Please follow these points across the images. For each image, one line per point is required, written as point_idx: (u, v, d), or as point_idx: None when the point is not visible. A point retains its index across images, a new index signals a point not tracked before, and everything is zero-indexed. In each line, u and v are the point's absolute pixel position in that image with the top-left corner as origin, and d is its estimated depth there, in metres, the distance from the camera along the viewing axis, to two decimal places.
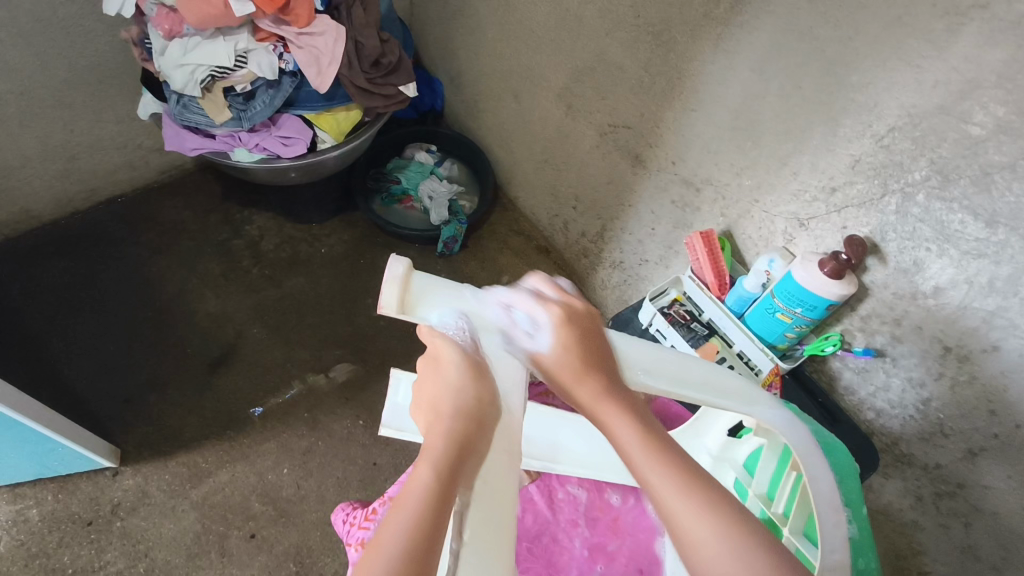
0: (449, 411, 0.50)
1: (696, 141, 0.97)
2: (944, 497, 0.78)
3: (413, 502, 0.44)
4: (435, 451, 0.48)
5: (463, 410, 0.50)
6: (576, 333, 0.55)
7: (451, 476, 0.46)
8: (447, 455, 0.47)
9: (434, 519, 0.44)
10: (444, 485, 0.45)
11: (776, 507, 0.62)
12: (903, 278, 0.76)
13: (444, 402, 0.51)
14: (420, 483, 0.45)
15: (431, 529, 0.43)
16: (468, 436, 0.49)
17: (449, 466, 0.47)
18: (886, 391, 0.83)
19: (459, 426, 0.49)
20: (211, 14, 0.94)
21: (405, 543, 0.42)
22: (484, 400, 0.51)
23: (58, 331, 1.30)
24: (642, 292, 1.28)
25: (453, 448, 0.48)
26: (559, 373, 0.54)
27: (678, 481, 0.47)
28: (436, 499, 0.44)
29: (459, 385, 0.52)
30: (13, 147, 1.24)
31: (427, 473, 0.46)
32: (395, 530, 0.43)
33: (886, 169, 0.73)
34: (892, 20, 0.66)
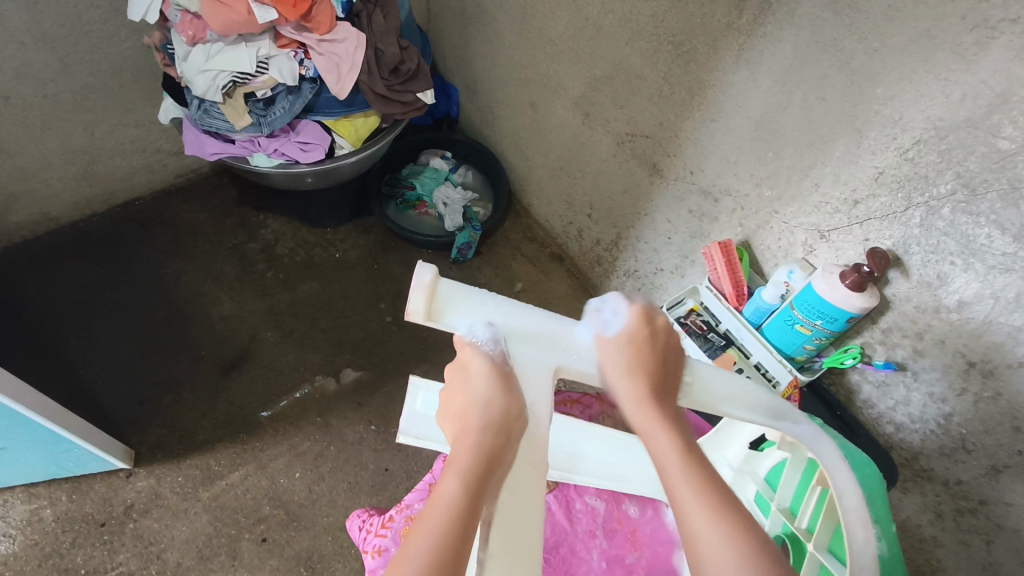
0: (478, 423, 0.50)
1: (716, 151, 0.97)
2: (965, 513, 0.77)
3: (441, 517, 0.45)
4: (462, 466, 0.48)
5: (493, 422, 0.50)
6: (649, 336, 0.57)
7: (478, 495, 0.46)
8: (475, 472, 0.47)
9: (461, 531, 0.45)
10: (472, 501, 0.46)
11: (800, 522, 0.61)
12: (926, 292, 0.75)
13: (475, 411, 0.51)
14: (448, 496, 0.46)
15: (458, 547, 0.44)
16: (496, 450, 0.49)
17: (476, 484, 0.47)
18: (906, 405, 0.82)
19: (487, 438, 0.49)
20: (235, 20, 0.95)
21: (431, 561, 0.43)
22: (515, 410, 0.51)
23: (75, 332, 1.31)
24: (656, 300, 1.28)
25: (481, 463, 0.48)
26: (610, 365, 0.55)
27: (693, 491, 0.48)
28: (463, 517, 0.45)
29: (491, 395, 0.51)
30: (34, 149, 1.25)
31: (455, 486, 0.47)
32: (420, 546, 0.44)
33: (910, 181, 0.73)
34: (920, 33, 0.66)
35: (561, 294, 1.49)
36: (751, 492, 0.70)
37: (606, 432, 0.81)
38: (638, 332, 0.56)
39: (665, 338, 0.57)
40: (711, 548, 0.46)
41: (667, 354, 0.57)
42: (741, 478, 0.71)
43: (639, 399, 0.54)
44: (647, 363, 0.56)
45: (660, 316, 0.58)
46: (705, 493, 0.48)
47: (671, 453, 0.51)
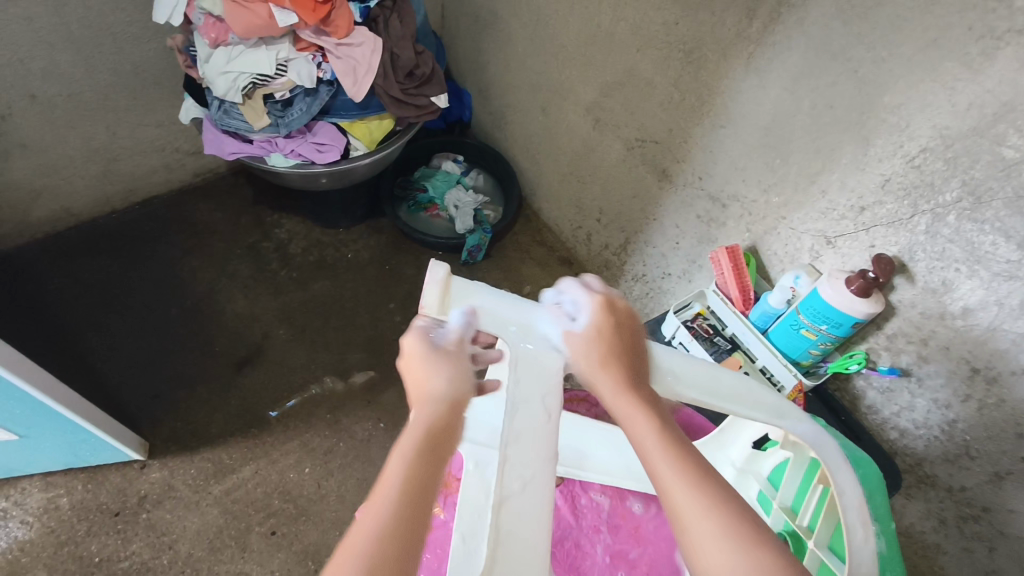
0: (425, 400, 0.52)
1: (724, 157, 0.99)
2: (968, 520, 0.78)
3: (388, 497, 0.46)
4: (406, 448, 0.49)
5: (445, 398, 0.52)
6: (614, 323, 0.58)
7: (427, 474, 0.48)
8: (422, 449, 0.49)
9: (407, 512, 0.46)
10: (420, 477, 0.48)
11: (801, 520, 0.62)
12: (931, 298, 0.76)
13: (425, 387, 0.53)
14: (392, 478, 0.47)
15: (413, 527, 0.46)
16: (448, 425, 0.51)
17: (425, 465, 0.49)
18: (910, 411, 0.83)
19: (441, 412, 0.51)
20: (256, 24, 0.98)
21: (381, 538, 0.44)
22: (465, 385, 0.54)
23: (92, 325, 1.33)
24: (663, 305, 1.29)
25: (427, 439, 0.50)
26: (586, 351, 0.55)
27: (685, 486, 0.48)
28: (416, 496, 0.47)
29: (451, 371, 0.53)
30: (58, 147, 1.29)
31: (401, 464, 0.48)
32: (372, 523, 0.45)
33: (916, 189, 0.74)
34: (927, 43, 0.67)
35: None
36: (753, 492, 0.70)
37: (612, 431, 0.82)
38: (600, 322, 0.57)
39: (628, 322, 0.59)
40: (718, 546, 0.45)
41: (630, 342, 0.58)
42: (744, 477, 0.71)
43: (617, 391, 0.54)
44: (615, 353, 0.56)
45: (620, 300, 0.59)
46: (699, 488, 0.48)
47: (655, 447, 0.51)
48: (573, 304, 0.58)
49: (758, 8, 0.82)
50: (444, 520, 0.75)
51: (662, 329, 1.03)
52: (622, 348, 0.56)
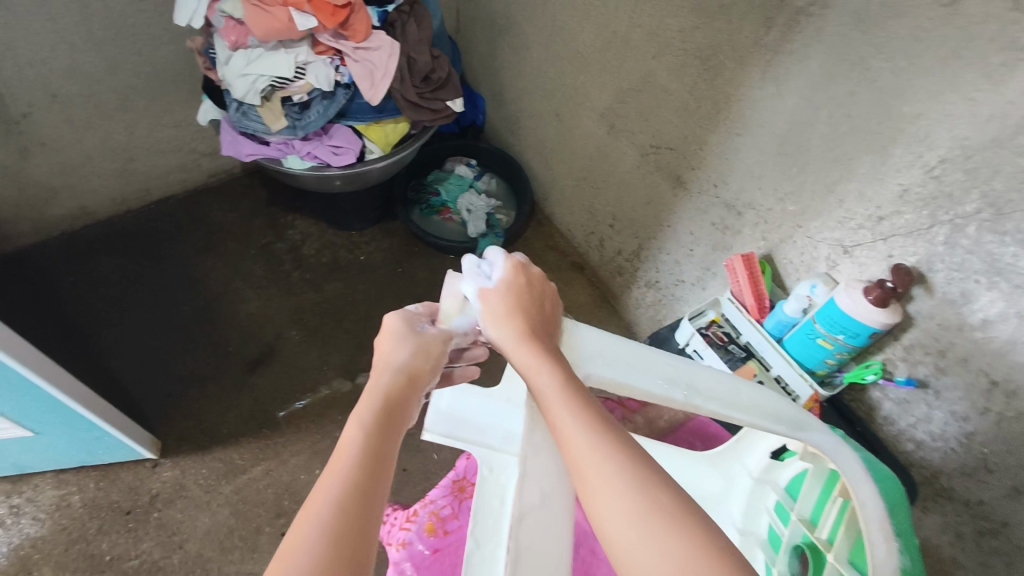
0: (389, 369, 0.57)
1: (741, 165, 0.98)
2: (985, 535, 0.77)
3: (348, 459, 0.47)
4: (365, 417, 0.51)
5: (403, 370, 0.57)
6: (523, 283, 0.65)
7: (382, 441, 0.50)
8: (380, 416, 0.52)
9: (371, 467, 0.47)
10: (379, 441, 0.49)
11: (819, 532, 0.60)
12: (950, 309, 0.76)
13: (389, 358, 0.58)
14: (357, 435, 0.49)
15: (371, 485, 0.46)
16: (400, 395, 0.55)
17: (380, 433, 0.50)
18: (927, 422, 0.82)
19: (398, 381, 0.56)
20: (276, 27, 0.99)
21: (339, 498, 0.44)
22: (428, 360, 0.60)
23: (106, 323, 1.34)
24: (676, 312, 1.28)
25: (385, 408, 0.53)
26: (493, 311, 0.62)
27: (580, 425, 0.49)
28: (372, 457, 0.48)
29: (412, 346, 0.60)
30: (76, 146, 1.30)
31: (360, 431, 0.50)
32: (332, 484, 0.45)
33: (935, 200, 0.73)
34: (947, 53, 0.67)
35: (581, 303, 1.50)
36: (771, 503, 0.69)
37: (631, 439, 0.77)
38: (512, 282, 0.64)
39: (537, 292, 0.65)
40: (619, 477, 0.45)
41: (535, 303, 0.64)
42: (760, 487, 0.70)
43: (519, 342, 0.59)
44: (519, 310, 0.62)
45: (535, 268, 0.67)
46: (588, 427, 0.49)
47: (555, 398, 0.52)
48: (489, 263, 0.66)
49: (776, 17, 0.82)
50: (460, 526, 0.74)
51: (676, 335, 1.03)
52: (525, 306, 0.63)
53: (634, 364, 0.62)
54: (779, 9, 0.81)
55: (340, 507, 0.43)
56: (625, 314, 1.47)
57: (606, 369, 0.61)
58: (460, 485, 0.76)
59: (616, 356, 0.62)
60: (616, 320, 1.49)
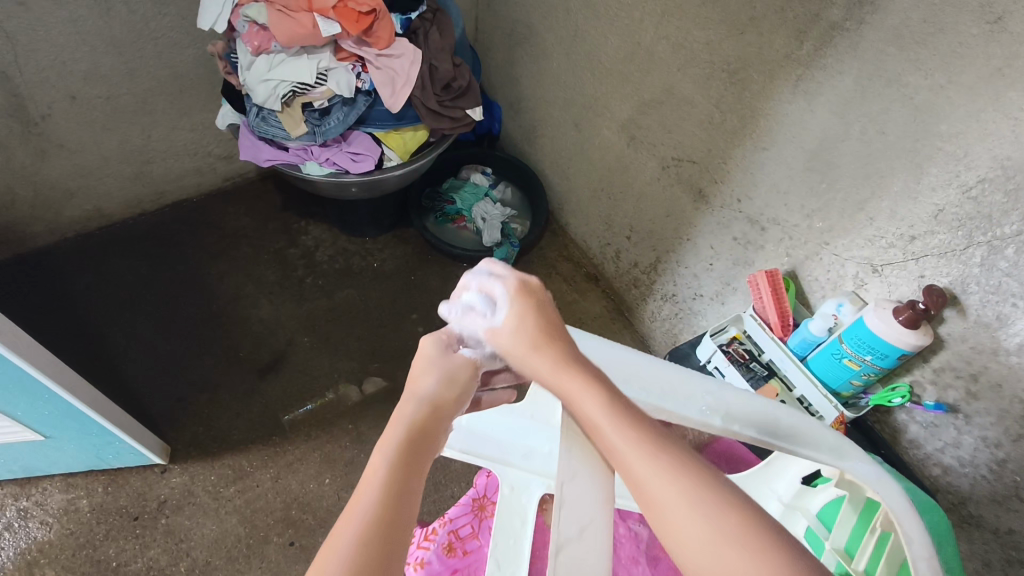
0: (415, 400, 0.56)
1: (766, 180, 0.97)
2: (1015, 564, 0.75)
3: (368, 494, 0.45)
4: (388, 447, 0.50)
5: (427, 400, 0.56)
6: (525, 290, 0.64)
7: (406, 474, 0.48)
8: (403, 447, 0.50)
9: (395, 497, 0.46)
10: (402, 473, 0.48)
11: (857, 563, 0.57)
12: (984, 332, 0.74)
13: (416, 389, 0.57)
14: (378, 468, 0.48)
15: (397, 524, 0.44)
16: (425, 423, 0.54)
17: (403, 467, 0.49)
18: (955, 447, 0.80)
19: (421, 411, 0.55)
20: (300, 33, 0.98)
21: (362, 533, 0.43)
22: (454, 390, 0.58)
23: (118, 327, 1.34)
24: (693, 326, 1.27)
25: (410, 439, 0.52)
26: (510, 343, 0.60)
27: (608, 419, 0.50)
28: (394, 492, 0.46)
29: (440, 372, 0.59)
30: (94, 148, 1.30)
31: (384, 462, 0.48)
32: (352, 520, 0.44)
33: (972, 220, 0.72)
34: (991, 71, 0.65)
35: (595, 314, 1.49)
36: (801, 529, 0.66)
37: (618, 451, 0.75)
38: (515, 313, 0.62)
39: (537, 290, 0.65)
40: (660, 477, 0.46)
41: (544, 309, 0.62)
42: (791, 514, 0.67)
43: (525, 318, 0.61)
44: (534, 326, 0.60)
45: (532, 280, 0.64)
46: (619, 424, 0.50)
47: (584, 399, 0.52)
48: (486, 298, 0.64)
49: (809, 30, 0.81)
50: (479, 545, 0.72)
51: (698, 352, 1.02)
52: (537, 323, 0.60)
53: (670, 389, 0.61)
54: (812, 22, 0.80)
55: (364, 543, 0.42)
56: (640, 327, 1.46)
57: (643, 395, 0.61)
58: (480, 504, 0.75)
59: (651, 381, 0.62)
60: (630, 332, 1.48)
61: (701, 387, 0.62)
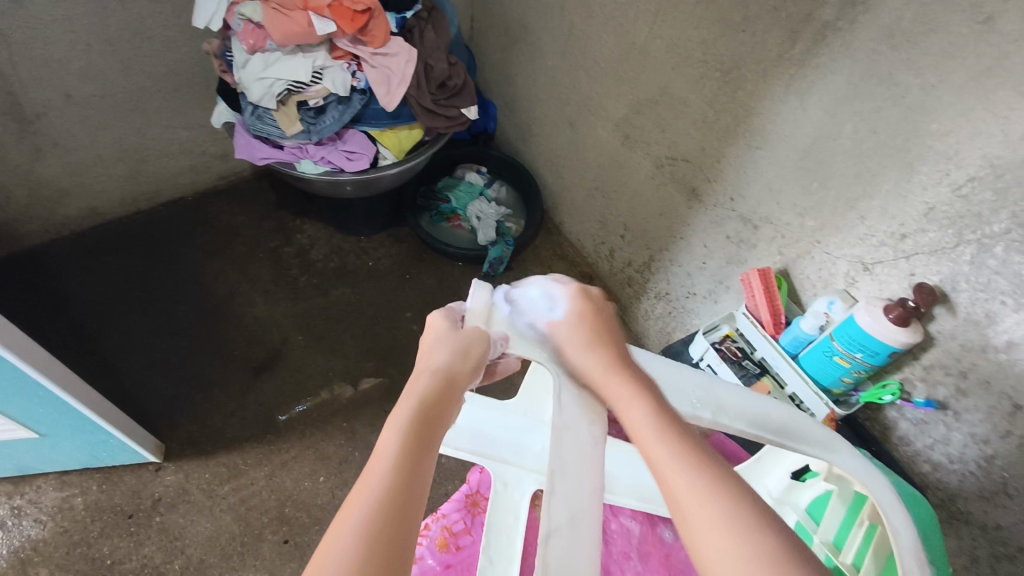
0: (428, 371, 0.54)
1: (758, 179, 0.98)
2: (1002, 559, 0.76)
3: (383, 465, 0.45)
4: (401, 419, 0.50)
5: (439, 371, 0.55)
6: (589, 309, 0.64)
7: (415, 458, 0.47)
8: (414, 428, 0.49)
9: (406, 472, 0.45)
10: (415, 446, 0.48)
11: (845, 556, 0.58)
12: (973, 330, 0.74)
13: (428, 362, 0.56)
14: (390, 443, 0.47)
15: (405, 511, 0.43)
16: (439, 396, 0.53)
17: (413, 450, 0.47)
18: (945, 444, 0.81)
19: (435, 384, 0.53)
20: (296, 31, 0.98)
21: (377, 507, 0.43)
22: (468, 361, 0.56)
23: (112, 325, 1.34)
24: (686, 325, 1.28)
25: (423, 409, 0.51)
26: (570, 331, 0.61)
27: (656, 433, 0.50)
28: (403, 479, 0.45)
29: (452, 345, 0.57)
30: (89, 146, 1.30)
31: (396, 435, 0.48)
32: (358, 504, 0.43)
33: (962, 219, 0.72)
34: (980, 71, 0.66)
35: None
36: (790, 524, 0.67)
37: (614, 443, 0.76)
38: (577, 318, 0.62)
39: (601, 309, 0.65)
40: (704, 498, 0.45)
41: (612, 327, 0.64)
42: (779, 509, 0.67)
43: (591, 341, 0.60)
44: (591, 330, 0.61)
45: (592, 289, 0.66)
46: (665, 430, 0.51)
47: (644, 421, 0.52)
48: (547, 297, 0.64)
49: (802, 30, 0.82)
50: (472, 541, 0.72)
51: (690, 350, 1.02)
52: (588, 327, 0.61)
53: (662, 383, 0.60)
54: (805, 23, 0.81)
55: (376, 517, 0.42)
56: (633, 325, 1.46)
57: None
58: (474, 500, 0.76)
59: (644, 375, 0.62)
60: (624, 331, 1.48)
61: (693, 380, 0.61)
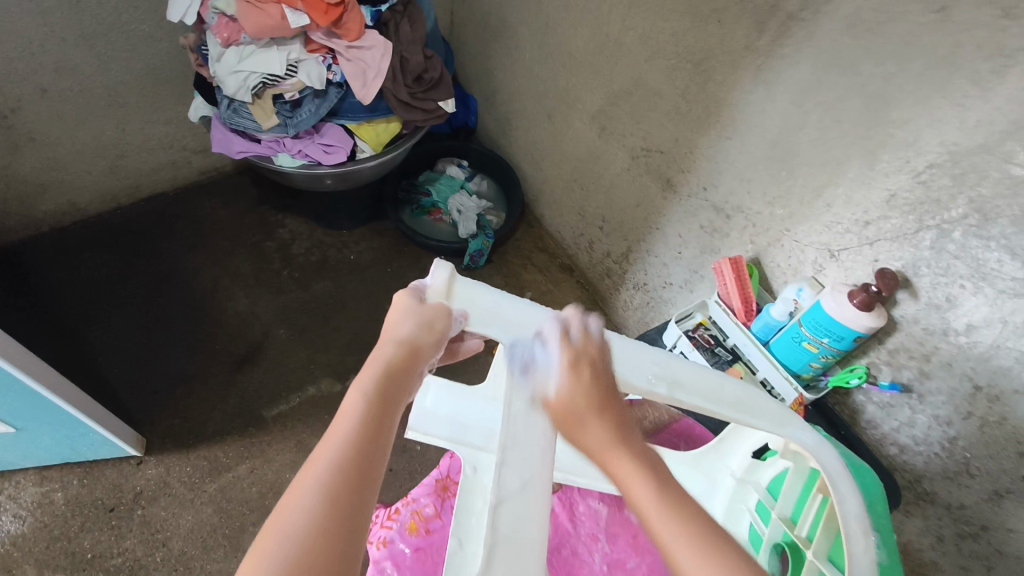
0: (394, 339, 0.52)
1: (730, 168, 0.99)
2: (966, 538, 0.78)
3: (345, 427, 0.45)
4: (365, 382, 0.49)
5: (404, 342, 0.52)
6: (588, 369, 0.52)
7: (370, 442, 0.45)
8: (372, 405, 0.47)
9: (367, 438, 0.45)
10: (377, 410, 0.47)
11: (800, 530, 0.61)
12: (935, 314, 0.76)
13: (392, 330, 0.53)
14: (354, 406, 0.47)
15: (360, 495, 0.42)
16: (404, 366, 0.51)
17: (368, 434, 0.45)
18: (911, 426, 0.83)
19: (401, 353, 0.52)
20: (269, 25, 0.98)
21: (338, 467, 0.43)
22: (433, 334, 0.53)
23: (94, 320, 1.34)
24: (664, 315, 1.29)
25: (385, 375, 0.50)
26: (568, 414, 0.50)
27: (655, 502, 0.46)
28: (360, 460, 0.44)
29: (418, 318, 0.54)
30: (68, 142, 1.30)
31: (360, 398, 0.47)
32: (304, 490, 0.41)
33: (922, 205, 0.74)
34: (936, 60, 0.67)
35: (570, 304, 1.51)
36: (752, 502, 0.70)
37: None
38: (576, 393, 0.51)
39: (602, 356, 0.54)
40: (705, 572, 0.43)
41: (604, 373, 0.53)
42: (742, 487, 0.71)
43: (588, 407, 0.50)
44: (596, 395, 0.51)
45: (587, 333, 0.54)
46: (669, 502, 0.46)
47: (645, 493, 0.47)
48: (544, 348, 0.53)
49: (768, 21, 0.83)
50: (442, 524, 0.74)
51: (664, 337, 1.02)
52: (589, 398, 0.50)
53: (615, 359, 0.58)
54: (771, 14, 0.82)
55: (336, 481, 0.42)
56: (613, 316, 1.48)
57: None
58: (444, 484, 0.77)
59: None
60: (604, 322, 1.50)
61: (650, 356, 0.60)
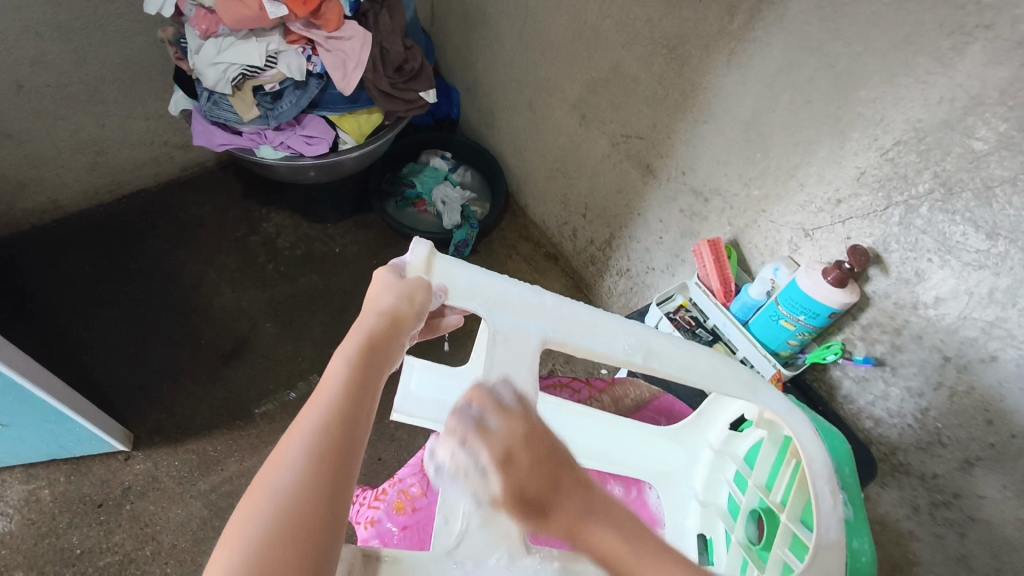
0: (375, 311, 0.53)
1: (706, 152, 1.01)
2: (939, 506, 0.80)
3: (329, 394, 0.46)
4: (348, 353, 0.50)
5: (385, 313, 0.53)
6: (523, 453, 0.47)
7: (350, 409, 0.45)
8: (356, 371, 0.48)
9: (349, 407, 0.46)
10: (360, 378, 0.48)
11: (775, 495, 0.63)
12: (904, 288, 0.78)
13: (372, 303, 0.54)
14: (337, 375, 0.47)
15: (344, 459, 0.43)
16: (386, 336, 0.52)
17: (348, 401, 0.46)
18: (885, 399, 0.85)
19: (383, 324, 0.52)
20: (248, 16, 0.99)
21: (322, 431, 0.43)
22: (414, 306, 0.54)
23: (78, 317, 1.33)
24: (647, 299, 1.31)
25: (367, 345, 0.50)
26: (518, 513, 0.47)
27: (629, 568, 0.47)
28: (342, 425, 0.44)
29: (398, 290, 0.54)
30: (47, 138, 1.29)
31: (343, 367, 0.48)
32: (289, 457, 0.42)
33: (890, 181, 0.76)
34: (901, 38, 0.69)
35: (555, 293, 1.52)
36: (730, 472, 0.73)
37: (563, 405, 0.76)
38: (516, 489, 0.47)
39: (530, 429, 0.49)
40: None
41: (540, 447, 0.48)
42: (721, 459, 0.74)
43: (532, 494, 0.47)
44: (545, 475, 0.47)
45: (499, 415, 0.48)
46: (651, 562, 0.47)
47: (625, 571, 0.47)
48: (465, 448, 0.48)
49: (740, 5, 0.85)
50: (428, 502, 0.74)
51: (646, 319, 1.05)
52: (541, 485, 0.47)
53: (593, 330, 0.60)
54: None
55: (320, 445, 0.43)
56: (598, 303, 1.50)
57: (565, 335, 0.59)
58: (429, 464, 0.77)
59: (574, 321, 0.60)
60: None
61: (626, 329, 0.62)
